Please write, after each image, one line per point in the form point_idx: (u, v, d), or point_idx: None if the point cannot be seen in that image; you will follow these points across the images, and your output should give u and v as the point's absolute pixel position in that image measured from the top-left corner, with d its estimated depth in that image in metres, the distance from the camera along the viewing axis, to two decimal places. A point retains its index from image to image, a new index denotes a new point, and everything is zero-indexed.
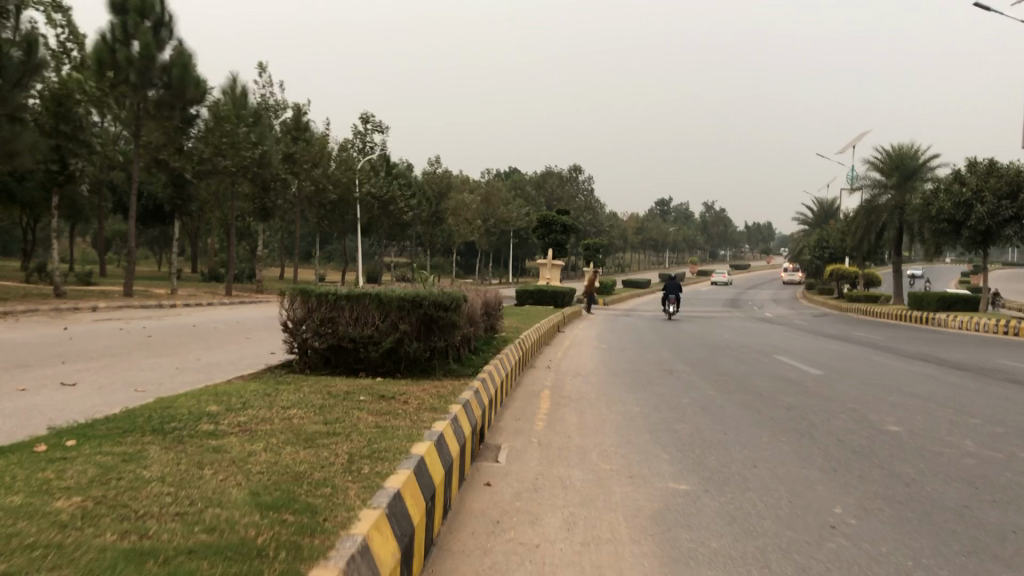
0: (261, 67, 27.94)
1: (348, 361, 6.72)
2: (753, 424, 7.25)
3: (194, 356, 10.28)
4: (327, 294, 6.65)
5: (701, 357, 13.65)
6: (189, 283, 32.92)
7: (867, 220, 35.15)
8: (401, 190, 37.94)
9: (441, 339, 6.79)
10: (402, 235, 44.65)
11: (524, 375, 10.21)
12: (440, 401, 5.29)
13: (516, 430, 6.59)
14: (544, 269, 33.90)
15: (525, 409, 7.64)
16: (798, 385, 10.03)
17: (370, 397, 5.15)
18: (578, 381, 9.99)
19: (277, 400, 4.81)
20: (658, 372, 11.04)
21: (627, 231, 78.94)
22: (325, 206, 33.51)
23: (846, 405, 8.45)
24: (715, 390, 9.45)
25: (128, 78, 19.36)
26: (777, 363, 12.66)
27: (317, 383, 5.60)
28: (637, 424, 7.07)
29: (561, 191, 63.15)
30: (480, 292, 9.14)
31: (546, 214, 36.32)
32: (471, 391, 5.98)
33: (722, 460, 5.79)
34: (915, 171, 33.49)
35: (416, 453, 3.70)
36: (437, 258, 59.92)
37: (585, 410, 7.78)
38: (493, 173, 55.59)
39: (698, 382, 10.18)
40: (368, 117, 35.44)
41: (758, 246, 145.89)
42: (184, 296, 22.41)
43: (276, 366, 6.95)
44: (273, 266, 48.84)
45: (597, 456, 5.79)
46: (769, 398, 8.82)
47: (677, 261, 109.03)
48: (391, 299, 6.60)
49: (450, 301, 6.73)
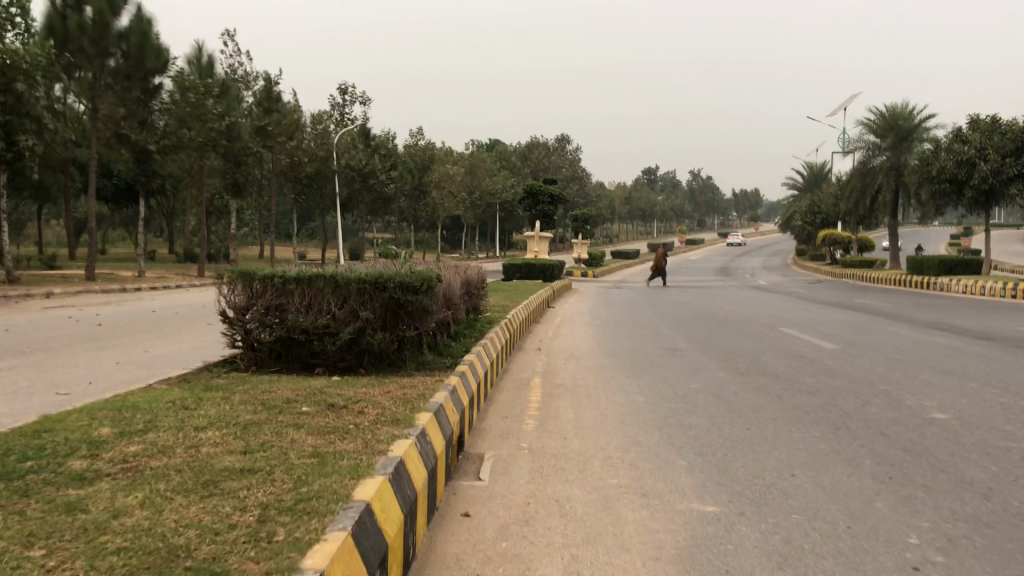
0: (229, 36, 26.54)
1: (302, 354, 5.67)
2: (776, 416, 6.25)
3: (144, 348, 9.18)
4: (273, 276, 5.61)
5: (703, 332, 12.62)
6: (162, 264, 31.72)
7: (862, 182, 34.17)
8: (382, 162, 36.69)
9: (411, 326, 5.73)
10: (385, 210, 43.41)
11: (512, 360, 9.17)
12: (405, 408, 4.25)
13: (502, 433, 5.56)
14: (531, 242, 32.84)
15: (513, 404, 6.62)
16: (817, 364, 9.03)
17: (315, 407, 4.10)
18: (571, 365, 8.98)
19: (193, 418, 3.75)
20: (659, 352, 10.01)
21: (614, 201, 77.81)
22: (302, 182, 32.30)
23: (876, 388, 7.45)
24: (725, 372, 8.45)
25: (82, 47, 18.08)
26: (785, 338, 11.66)
27: (254, 389, 4.56)
28: (643, 419, 6.06)
29: (548, 161, 61.97)
30: (460, 269, 8.08)
31: (532, 184, 35.18)
32: (445, 390, 4.92)
33: (754, 467, 4.78)
34: (911, 131, 32.51)
35: (358, 503, 2.66)
36: (422, 234, 58.74)
37: (582, 402, 6.77)
38: (477, 145, 54.35)
39: (705, 363, 9.18)
40: (348, 88, 34.15)
41: (746, 213, 145.00)
42: (152, 278, 21.28)
43: (218, 362, 5.91)
44: (253, 246, 47.55)
45: (600, 466, 4.76)
46: (788, 381, 7.82)
47: (666, 230, 108.10)
48: (349, 281, 5.53)
49: (421, 282, 5.65)
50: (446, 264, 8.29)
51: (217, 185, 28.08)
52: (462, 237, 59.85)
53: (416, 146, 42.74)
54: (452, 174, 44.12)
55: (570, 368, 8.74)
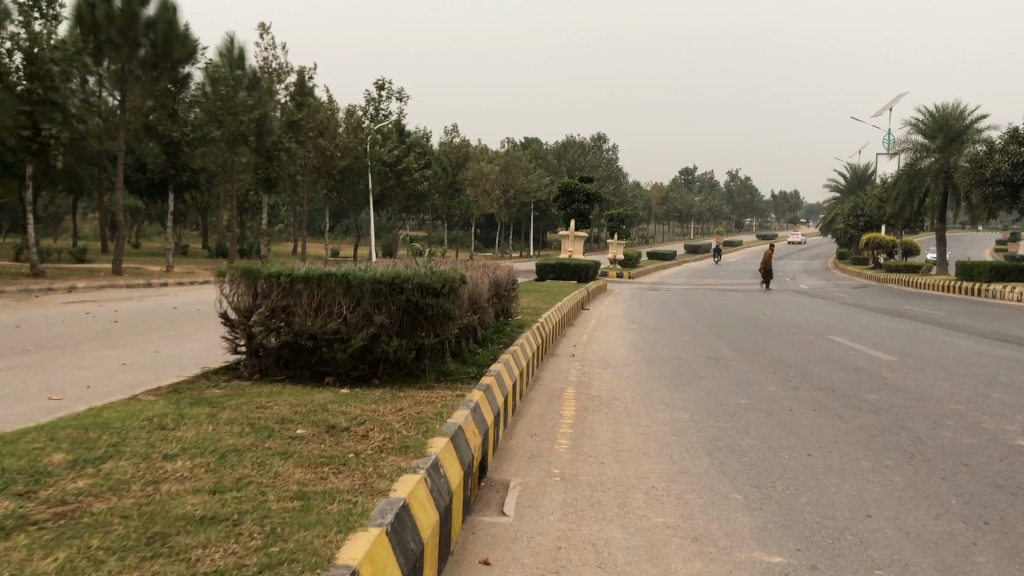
0: (263, 29, 26.14)
1: (311, 362, 5.11)
2: (839, 440, 5.57)
3: (154, 348, 8.70)
4: (279, 275, 5.07)
5: (746, 339, 11.88)
6: (192, 259, 31.48)
7: (910, 184, 33.02)
8: (416, 159, 36.22)
9: (430, 333, 5.13)
10: (418, 208, 42.95)
11: (545, 368, 8.53)
12: (419, 432, 3.65)
13: (532, 455, 4.95)
14: (566, 242, 32.15)
15: (544, 419, 5.99)
16: (875, 378, 8.30)
17: (311, 429, 3.49)
18: (606, 374, 8.34)
19: (165, 442, 3.16)
20: (702, 362, 9.31)
21: (651, 202, 76.74)
22: (333, 177, 31.92)
23: (946, 407, 6.72)
24: (775, 386, 7.75)
25: (110, 37, 17.77)
26: (836, 348, 10.91)
27: (249, 405, 3.99)
28: (690, 442, 5.41)
29: (584, 160, 61.17)
30: (488, 270, 7.46)
31: (568, 182, 34.49)
32: (467, 407, 4.30)
33: (822, 505, 4.12)
34: (962, 132, 31.35)
35: (344, 567, 2.08)
36: (455, 232, 58.22)
37: (622, 418, 6.13)
38: (512, 143, 53.76)
39: (753, 375, 8.48)
40: (384, 83, 33.74)
41: (785, 216, 142.28)
42: (179, 274, 20.92)
43: (220, 368, 5.37)
44: (286, 243, 47.31)
45: (643, 500, 4.13)
46: (846, 398, 7.12)
47: (703, 232, 106.62)
48: (361, 281, 4.94)
49: (442, 283, 5.03)
50: (475, 263, 7.70)
51: (248, 180, 27.78)
52: (496, 235, 59.27)
53: (451, 143, 42.19)
54: (486, 172, 43.60)
55: (607, 378, 8.09)
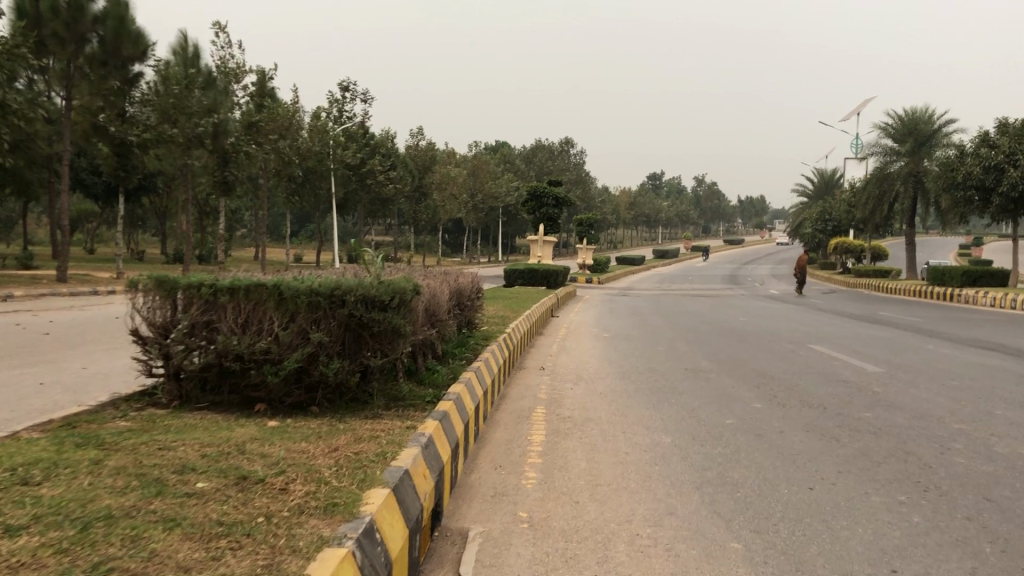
0: (220, 27, 25.19)
1: (239, 386, 4.41)
2: (842, 470, 4.94)
3: (82, 363, 7.90)
4: (200, 285, 4.36)
5: (725, 349, 11.25)
6: (148, 266, 30.45)
7: (879, 189, 32.80)
8: (382, 162, 35.42)
9: (376, 354, 4.44)
10: (384, 212, 42.12)
11: (512, 384, 7.85)
12: (356, 481, 2.96)
13: (496, 494, 4.26)
14: (535, 246, 31.55)
15: (510, 446, 5.33)
16: (867, 393, 7.71)
17: (216, 482, 2.79)
18: (577, 390, 7.69)
19: (17, 508, 2.43)
20: (680, 375, 8.68)
21: (620, 207, 76.52)
22: (295, 181, 31.04)
23: (949, 427, 6.13)
24: (762, 403, 7.13)
25: (55, 32, 16.79)
26: (820, 359, 10.31)
27: (151, 446, 3.27)
28: (675, 474, 4.75)
29: (552, 165, 60.72)
30: (449, 277, 6.78)
31: (536, 186, 33.91)
32: (416, 444, 3.61)
33: (836, 557, 3.49)
34: (930, 136, 31.19)
35: None
36: (423, 237, 57.49)
37: (597, 444, 5.47)
38: (479, 147, 53.11)
39: (735, 389, 7.86)
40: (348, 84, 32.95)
41: (752, 221, 142.94)
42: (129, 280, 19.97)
43: (135, 394, 4.64)
44: (248, 249, 46.16)
45: (628, 555, 3.46)
46: (840, 417, 6.52)
47: (672, 237, 106.70)
48: (295, 293, 4.24)
49: (390, 295, 4.34)
50: (432, 269, 7.02)
51: (205, 183, 26.87)
52: (464, 240, 58.52)
53: (417, 147, 41.41)
54: (453, 176, 42.87)
55: (579, 395, 7.42)
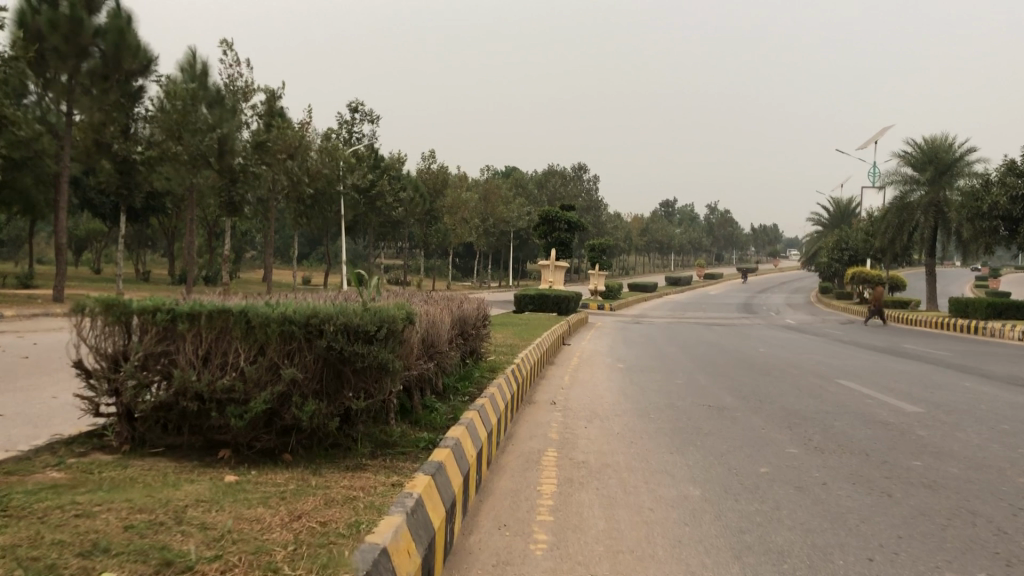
0: (227, 45, 24.78)
1: (201, 428, 3.76)
2: (904, 534, 4.24)
3: (54, 392, 7.24)
4: (155, 310, 3.72)
5: (748, 384, 10.53)
6: (153, 286, 29.96)
7: (899, 218, 32.03)
8: (391, 184, 34.90)
9: (361, 394, 3.78)
10: (393, 235, 41.60)
11: (521, 422, 7.18)
12: (315, 566, 2.29)
13: (499, 566, 3.57)
14: (546, 272, 30.91)
15: (517, 500, 4.66)
16: (910, 437, 6.99)
17: (129, 572, 2.13)
18: (590, 429, 7.02)
19: None
20: (703, 413, 7.98)
21: (632, 233, 75.85)
22: (304, 203, 30.55)
23: (1012, 482, 5.40)
24: (796, 449, 6.42)
25: (55, 46, 16.36)
26: (852, 396, 9.59)
27: (67, 511, 2.62)
28: (710, 537, 4.07)
29: (565, 190, 60.21)
30: (451, 304, 6.12)
31: (548, 210, 33.34)
32: (399, 509, 2.93)
33: None
34: (951, 165, 30.45)
35: None
36: (434, 261, 56.96)
37: (615, 499, 4.79)
38: (491, 171, 52.67)
39: (764, 432, 7.14)
40: (357, 105, 32.61)
41: (766, 248, 141.84)
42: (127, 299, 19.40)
43: (84, 435, 4.00)
44: (255, 272, 45.60)
45: None
46: (888, 467, 5.81)
47: (685, 265, 105.89)
48: (265, 321, 3.60)
49: (378, 326, 3.68)
50: (433, 294, 6.38)
51: (212, 204, 26.46)
52: (474, 264, 57.88)
53: (429, 170, 40.87)
54: (465, 200, 42.34)
55: (594, 434, 6.74)
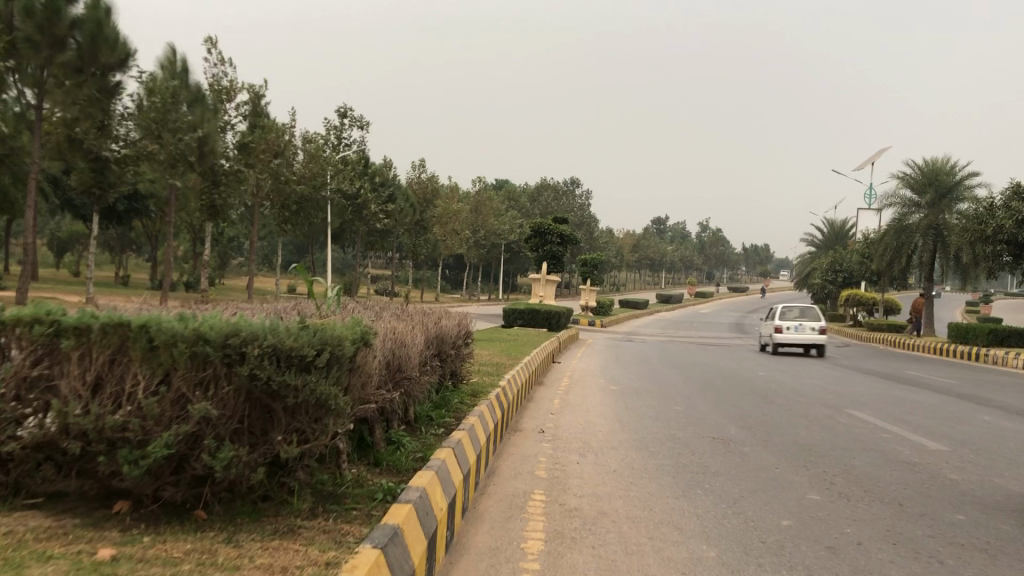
0: (212, 43, 23.95)
1: (90, 475, 2.92)
2: None
3: None
4: (34, 324, 2.88)
5: (753, 413, 9.73)
6: (127, 291, 28.95)
7: (897, 240, 31.36)
8: (378, 193, 34.04)
9: (296, 433, 2.95)
10: (381, 246, 40.73)
11: (505, 454, 6.35)
12: None
13: None
14: (536, 285, 30.07)
15: (495, 565, 3.82)
16: (942, 482, 6.19)
17: None
18: (581, 465, 6.20)
19: None
20: (708, 448, 7.16)
21: (622, 249, 75.17)
22: (288, 209, 29.69)
23: None
24: (818, 496, 5.61)
25: (26, 35, 15.34)
26: (866, 430, 8.79)
27: None
28: None
29: (557, 204, 59.51)
30: (427, 321, 5.29)
31: (539, 223, 32.60)
32: None
33: None
34: (951, 187, 29.83)
35: None
36: (422, 273, 56.06)
37: (611, 563, 3.95)
38: (482, 182, 51.90)
39: (777, 472, 6.32)
40: (346, 110, 31.91)
41: (757, 268, 141.52)
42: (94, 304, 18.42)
43: None
44: (238, 280, 44.58)
45: None
46: (930, 521, 4.98)
47: (675, 283, 105.37)
48: (173, 341, 2.76)
49: (319, 348, 2.84)
50: (406, 309, 5.55)
51: (195, 208, 25.63)
52: (463, 277, 57.00)
53: (418, 179, 40.05)
54: (455, 211, 41.54)
55: (586, 472, 5.92)
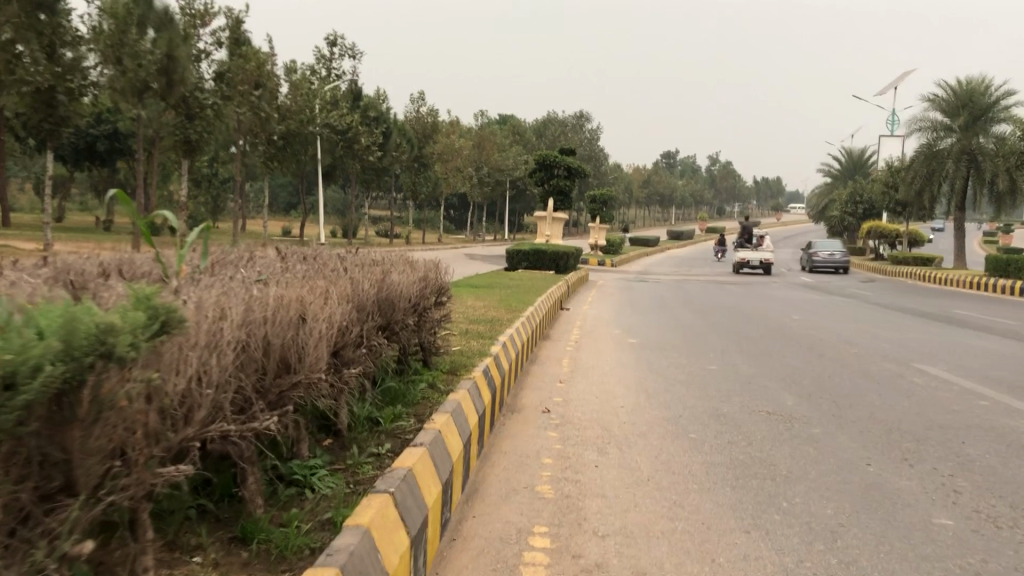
0: None
1: None
2: None
3: None
4: None
5: (806, 372, 7.99)
6: (103, 237, 27.15)
7: (928, 167, 29.03)
8: (371, 129, 31.88)
9: None
10: (379, 186, 38.70)
11: (496, 452, 4.64)
12: None
13: None
14: (543, 225, 28.12)
15: None
16: None
17: None
18: (596, 467, 4.45)
19: None
20: (770, 432, 5.41)
21: (632, 185, 72.76)
22: (275, 144, 27.69)
23: None
24: (948, 518, 3.82)
25: None
26: (954, 395, 6.98)
27: None
28: None
29: (564, 138, 57.09)
30: (367, 280, 3.50)
31: (545, 155, 30.44)
32: None
33: None
34: (987, 109, 27.37)
35: None
36: (424, 212, 53.97)
37: None
38: (485, 117, 49.54)
39: (873, 473, 4.54)
40: (336, 37, 29.59)
41: (768, 202, 138.30)
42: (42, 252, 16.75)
43: None
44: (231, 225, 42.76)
45: None
46: None
47: (686, 220, 102.76)
48: None
49: None
50: (344, 263, 3.80)
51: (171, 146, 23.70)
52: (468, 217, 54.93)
53: (417, 114, 37.90)
54: (456, 146, 39.36)
55: (602, 483, 4.18)
